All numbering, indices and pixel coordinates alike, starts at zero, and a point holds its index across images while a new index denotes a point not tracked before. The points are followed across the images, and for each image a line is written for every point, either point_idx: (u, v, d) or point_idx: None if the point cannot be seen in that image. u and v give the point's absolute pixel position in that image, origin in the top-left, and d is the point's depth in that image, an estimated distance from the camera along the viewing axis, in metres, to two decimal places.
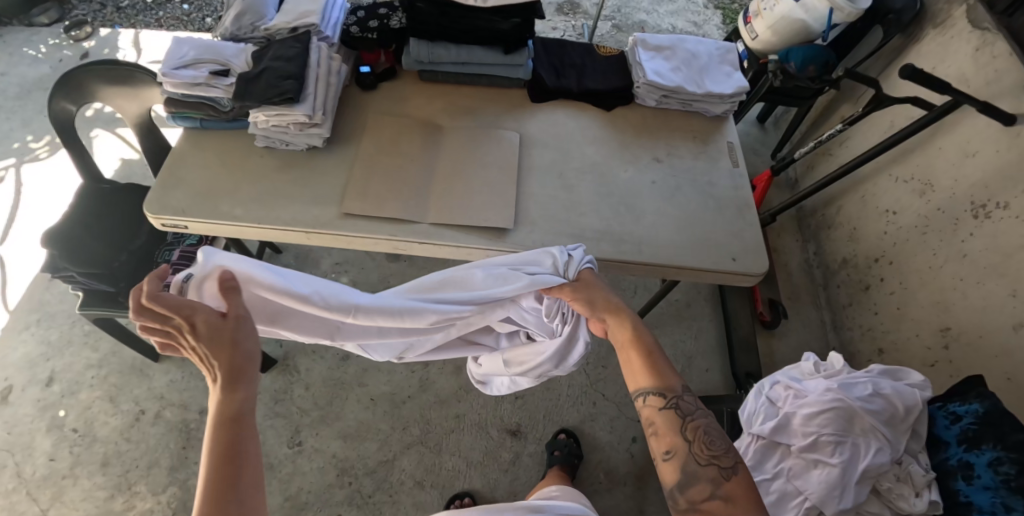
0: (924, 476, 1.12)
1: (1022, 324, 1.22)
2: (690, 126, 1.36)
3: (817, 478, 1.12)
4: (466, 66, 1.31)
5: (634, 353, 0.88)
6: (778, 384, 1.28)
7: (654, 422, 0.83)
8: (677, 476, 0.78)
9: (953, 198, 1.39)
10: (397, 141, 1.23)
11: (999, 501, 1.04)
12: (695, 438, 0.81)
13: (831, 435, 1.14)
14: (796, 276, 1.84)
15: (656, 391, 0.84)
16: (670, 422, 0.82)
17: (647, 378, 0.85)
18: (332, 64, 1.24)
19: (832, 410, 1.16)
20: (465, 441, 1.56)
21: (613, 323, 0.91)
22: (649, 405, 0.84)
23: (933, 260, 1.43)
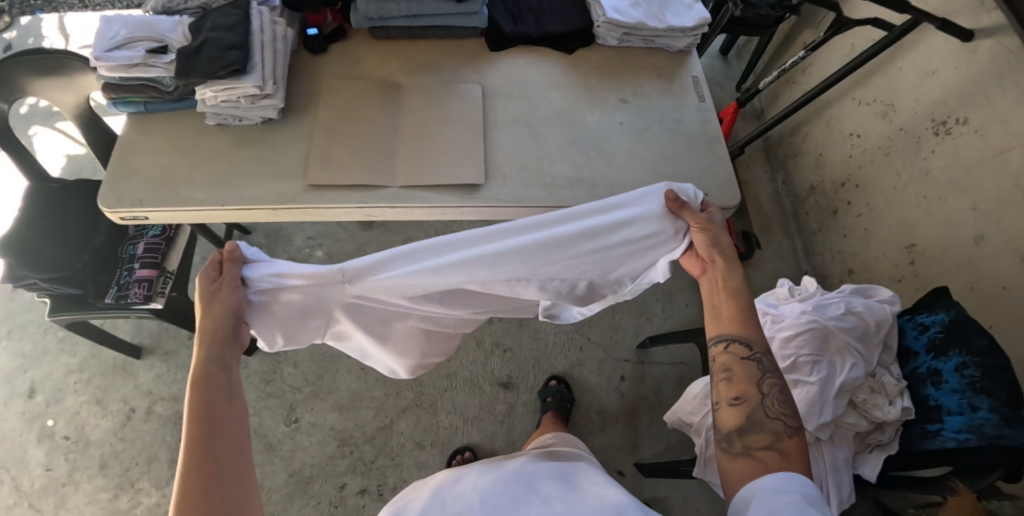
0: (896, 385, 1.20)
1: (983, 235, 1.28)
2: (654, 64, 1.34)
3: (797, 396, 1.20)
4: (417, 18, 1.25)
5: (730, 302, 0.86)
6: (755, 311, 1.36)
7: (734, 370, 0.83)
8: (742, 421, 0.80)
9: (916, 117, 1.42)
10: (356, 106, 1.18)
11: (966, 402, 1.11)
12: (769, 393, 0.82)
13: (808, 355, 1.21)
14: (766, 206, 1.86)
15: (741, 341, 0.84)
16: (750, 374, 0.82)
17: (737, 326, 0.84)
18: (277, 29, 1.14)
19: (807, 332, 1.23)
20: (460, 398, 1.59)
21: (720, 266, 0.88)
22: (732, 352, 0.84)
23: (898, 180, 1.47)
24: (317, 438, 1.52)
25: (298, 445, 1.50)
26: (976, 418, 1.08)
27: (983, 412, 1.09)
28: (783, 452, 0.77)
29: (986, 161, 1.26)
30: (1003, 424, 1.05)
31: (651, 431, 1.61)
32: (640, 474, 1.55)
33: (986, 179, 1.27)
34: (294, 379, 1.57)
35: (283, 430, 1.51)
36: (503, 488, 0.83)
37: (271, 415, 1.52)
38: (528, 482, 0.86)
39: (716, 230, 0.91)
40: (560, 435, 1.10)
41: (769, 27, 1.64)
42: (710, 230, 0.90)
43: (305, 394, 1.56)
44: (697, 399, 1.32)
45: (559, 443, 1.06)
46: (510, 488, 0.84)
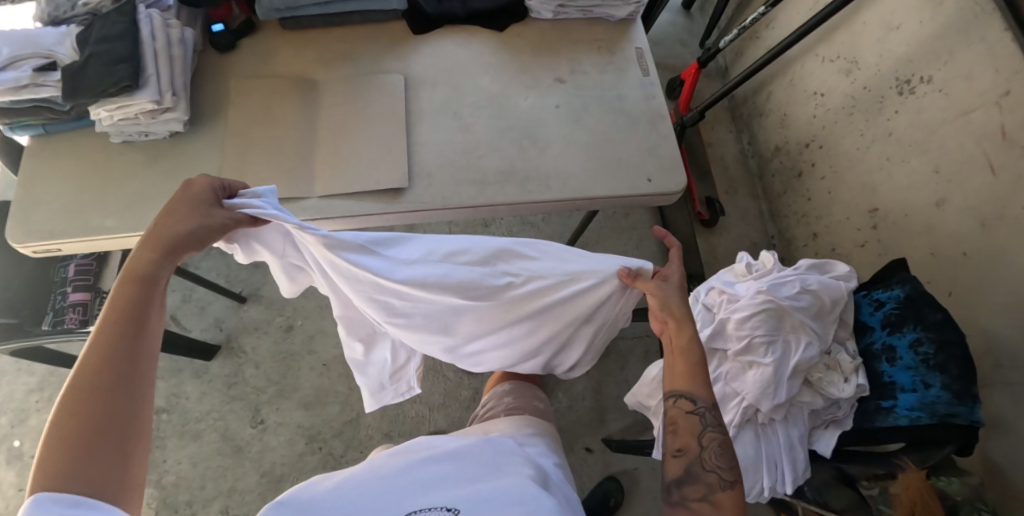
0: (851, 362, 1.18)
1: (943, 200, 1.34)
2: (595, 35, 1.24)
3: (752, 377, 1.17)
4: (329, 4, 1.14)
5: (681, 358, 0.85)
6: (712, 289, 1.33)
7: (677, 422, 0.82)
8: (680, 472, 0.80)
9: (878, 76, 1.46)
10: (271, 106, 1.07)
11: (919, 379, 1.09)
12: (710, 446, 0.81)
13: (762, 336, 1.18)
14: (732, 169, 1.90)
15: (686, 395, 0.83)
16: (692, 426, 0.82)
17: (683, 379, 0.84)
18: (173, 32, 1.02)
19: (763, 312, 1.19)
20: (425, 387, 1.59)
21: (672, 328, 0.86)
22: (677, 406, 0.83)
23: (861, 141, 1.53)
24: (284, 437, 1.53)
25: (267, 446, 1.52)
26: (928, 396, 1.06)
27: (936, 389, 1.07)
28: (716, 503, 0.76)
29: (948, 122, 1.30)
30: (955, 401, 1.04)
31: (618, 405, 1.61)
32: (609, 448, 1.56)
33: (947, 140, 1.31)
34: (257, 380, 1.57)
35: (250, 432, 1.53)
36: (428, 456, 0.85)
37: (236, 418, 1.54)
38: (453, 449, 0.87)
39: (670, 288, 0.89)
40: (521, 394, 1.10)
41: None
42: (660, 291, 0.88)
43: (269, 394, 1.56)
44: (656, 380, 1.31)
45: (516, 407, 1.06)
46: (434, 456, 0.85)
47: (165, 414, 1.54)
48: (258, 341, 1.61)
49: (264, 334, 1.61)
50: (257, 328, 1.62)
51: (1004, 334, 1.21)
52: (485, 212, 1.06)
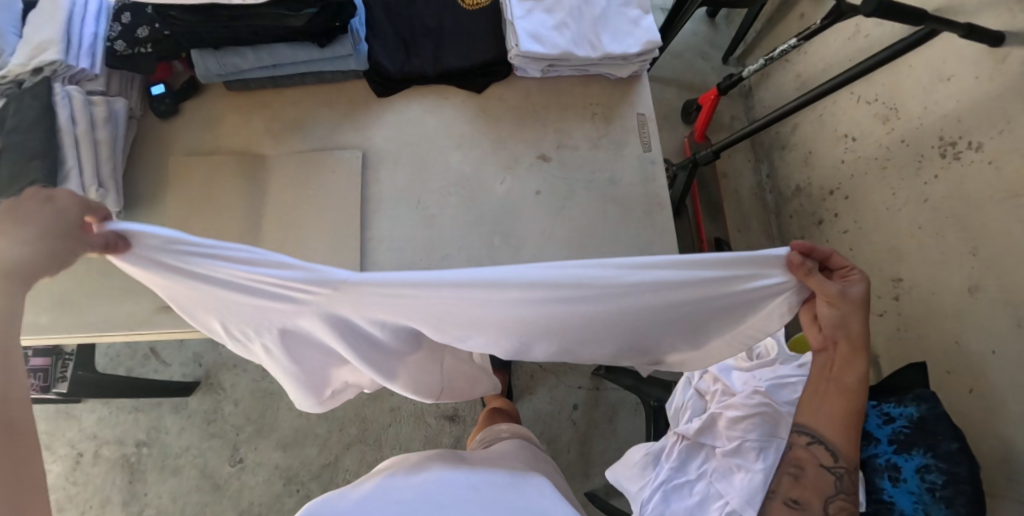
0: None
1: (977, 287, 1.18)
2: (591, 98, 1.08)
3: (739, 482, 1.04)
4: (278, 67, 0.98)
5: (838, 400, 0.84)
6: (707, 374, 1.23)
7: (797, 456, 0.87)
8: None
9: (920, 130, 1.30)
10: (213, 189, 0.96)
11: (921, 508, 0.98)
12: (832, 505, 0.85)
13: (755, 441, 1.07)
14: (747, 204, 1.75)
15: (831, 449, 0.84)
16: (822, 483, 0.85)
17: (829, 427, 0.84)
18: (97, 110, 0.90)
19: (758, 415, 1.08)
20: (404, 433, 1.55)
21: (840, 357, 0.82)
22: (807, 448, 0.86)
23: (890, 199, 1.38)
24: (262, 476, 1.51)
25: (244, 485, 1.51)
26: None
27: None
28: None
29: (996, 200, 1.12)
30: None
31: (604, 459, 1.55)
32: (592, 504, 1.51)
33: (991, 221, 1.14)
34: (236, 418, 1.55)
35: (229, 470, 1.51)
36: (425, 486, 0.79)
37: (215, 455, 1.52)
38: (452, 484, 0.80)
39: (853, 307, 0.79)
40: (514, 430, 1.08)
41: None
42: (838, 306, 0.79)
43: (248, 433, 1.54)
44: (638, 468, 1.20)
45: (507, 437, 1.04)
46: (434, 491, 0.79)
47: (145, 448, 1.53)
48: (238, 377, 1.58)
49: (243, 370, 1.58)
50: (238, 364, 1.59)
51: None
52: None
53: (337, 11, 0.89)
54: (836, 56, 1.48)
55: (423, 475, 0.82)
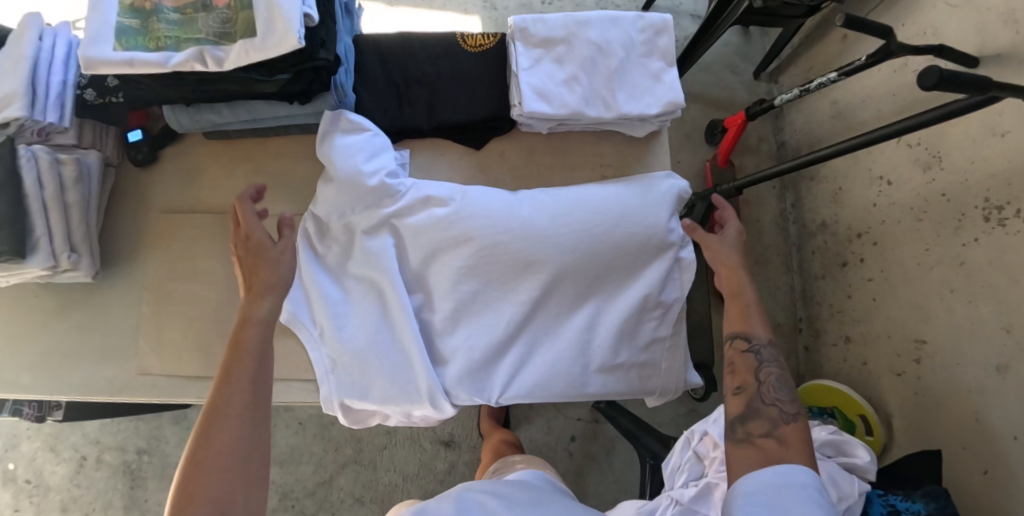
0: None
1: (1006, 366, 1.07)
2: (601, 158, 1.00)
3: None
4: (256, 122, 0.90)
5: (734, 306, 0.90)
6: (708, 435, 1.14)
7: (734, 363, 0.84)
8: (742, 409, 0.78)
9: (964, 186, 1.16)
10: (196, 249, 0.91)
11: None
12: (768, 380, 0.81)
13: None
14: (768, 236, 1.66)
15: (742, 335, 0.86)
16: (748, 361, 0.83)
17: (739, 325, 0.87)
18: (66, 169, 0.83)
19: None
20: (399, 456, 1.50)
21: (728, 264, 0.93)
22: (735, 348, 0.86)
23: (922, 255, 1.26)
24: None
25: None
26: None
27: None
28: (783, 438, 0.73)
29: None
30: None
31: (598, 493, 1.47)
32: None
33: None
34: None
35: None
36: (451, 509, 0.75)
37: None
38: (477, 506, 0.76)
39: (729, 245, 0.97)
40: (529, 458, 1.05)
41: (796, 18, 1.36)
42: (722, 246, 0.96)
43: None
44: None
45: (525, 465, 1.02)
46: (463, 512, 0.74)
47: (146, 456, 1.55)
48: None
49: None
50: None
51: None
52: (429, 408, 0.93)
53: (313, 78, 0.82)
54: (876, 88, 1.35)
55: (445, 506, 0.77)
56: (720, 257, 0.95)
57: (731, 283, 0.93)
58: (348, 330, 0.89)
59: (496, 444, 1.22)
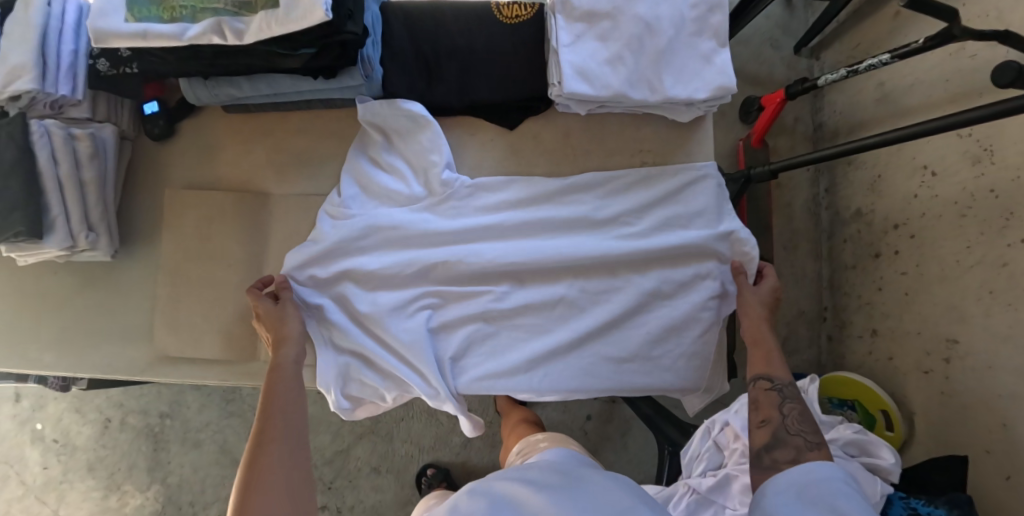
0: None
1: None
2: (641, 144, 0.88)
3: None
4: (280, 96, 0.82)
5: (759, 352, 0.82)
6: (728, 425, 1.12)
7: (757, 400, 0.78)
8: (767, 436, 0.72)
9: (1015, 185, 1.10)
10: (212, 222, 0.84)
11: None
12: (793, 413, 0.74)
13: None
14: (798, 220, 1.61)
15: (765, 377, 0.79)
16: (771, 398, 0.77)
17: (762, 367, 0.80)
18: (80, 144, 0.78)
19: None
20: (416, 428, 1.50)
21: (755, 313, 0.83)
22: (758, 388, 0.79)
23: (963, 253, 1.21)
24: None
25: None
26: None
27: None
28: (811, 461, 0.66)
29: None
30: None
31: (613, 472, 1.47)
32: None
33: None
34: (253, 399, 1.57)
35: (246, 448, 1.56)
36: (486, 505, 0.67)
37: (233, 433, 1.56)
38: (512, 499, 0.69)
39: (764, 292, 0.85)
40: (553, 438, 0.98)
41: None
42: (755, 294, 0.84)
43: None
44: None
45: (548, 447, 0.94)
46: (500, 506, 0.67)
47: (168, 420, 1.57)
48: None
49: None
50: None
51: None
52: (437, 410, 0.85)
53: (340, 53, 0.72)
54: (930, 72, 1.26)
55: (477, 501, 0.69)
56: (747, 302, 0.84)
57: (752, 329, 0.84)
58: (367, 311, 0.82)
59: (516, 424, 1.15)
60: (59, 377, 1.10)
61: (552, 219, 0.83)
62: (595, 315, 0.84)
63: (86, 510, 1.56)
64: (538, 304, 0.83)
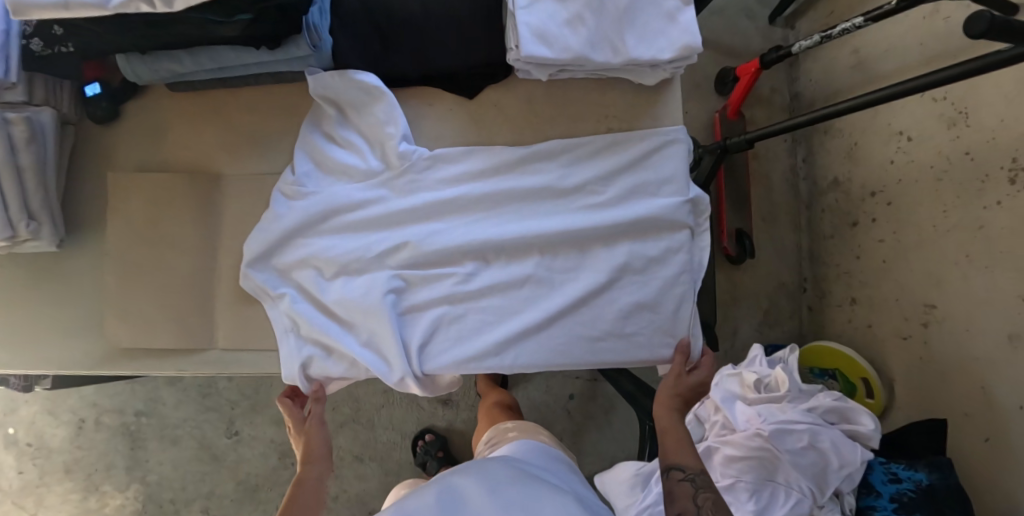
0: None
1: (1018, 337, 1.04)
2: (606, 109, 0.85)
3: None
4: (226, 71, 0.78)
5: (675, 436, 0.81)
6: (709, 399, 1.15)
7: (671, 492, 0.76)
8: None
9: (990, 147, 1.09)
10: (161, 205, 0.80)
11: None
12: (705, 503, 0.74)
13: (749, 483, 1.00)
14: (777, 191, 1.59)
15: (676, 465, 0.78)
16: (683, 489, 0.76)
17: (676, 453, 0.79)
18: (15, 130, 0.73)
19: (754, 458, 1.00)
20: (397, 415, 1.47)
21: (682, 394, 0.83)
22: (670, 477, 0.78)
23: (939, 218, 1.20)
24: (258, 450, 1.52)
25: (241, 457, 1.52)
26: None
27: None
28: None
29: None
30: None
31: (597, 450, 1.46)
32: None
33: None
34: (231, 392, 1.53)
35: (225, 442, 1.53)
36: (432, 501, 0.66)
37: (211, 428, 1.53)
38: (461, 496, 0.67)
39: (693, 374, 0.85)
40: (523, 427, 0.97)
41: None
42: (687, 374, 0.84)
43: (243, 408, 1.53)
44: (625, 485, 1.15)
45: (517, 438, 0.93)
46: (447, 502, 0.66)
47: (144, 417, 1.54)
48: None
49: None
50: None
51: None
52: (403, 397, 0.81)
53: (279, 18, 0.68)
54: (904, 35, 1.25)
55: (427, 496, 0.68)
56: (668, 383, 0.84)
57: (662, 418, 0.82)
58: (328, 293, 0.78)
59: (488, 408, 1.14)
60: (21, 376, 1.07)
61: (515, 190, 0.79)
62: (564, 293, 0.81)
63: (65, 513, 1.53)
64: (504, 282, 0.80)
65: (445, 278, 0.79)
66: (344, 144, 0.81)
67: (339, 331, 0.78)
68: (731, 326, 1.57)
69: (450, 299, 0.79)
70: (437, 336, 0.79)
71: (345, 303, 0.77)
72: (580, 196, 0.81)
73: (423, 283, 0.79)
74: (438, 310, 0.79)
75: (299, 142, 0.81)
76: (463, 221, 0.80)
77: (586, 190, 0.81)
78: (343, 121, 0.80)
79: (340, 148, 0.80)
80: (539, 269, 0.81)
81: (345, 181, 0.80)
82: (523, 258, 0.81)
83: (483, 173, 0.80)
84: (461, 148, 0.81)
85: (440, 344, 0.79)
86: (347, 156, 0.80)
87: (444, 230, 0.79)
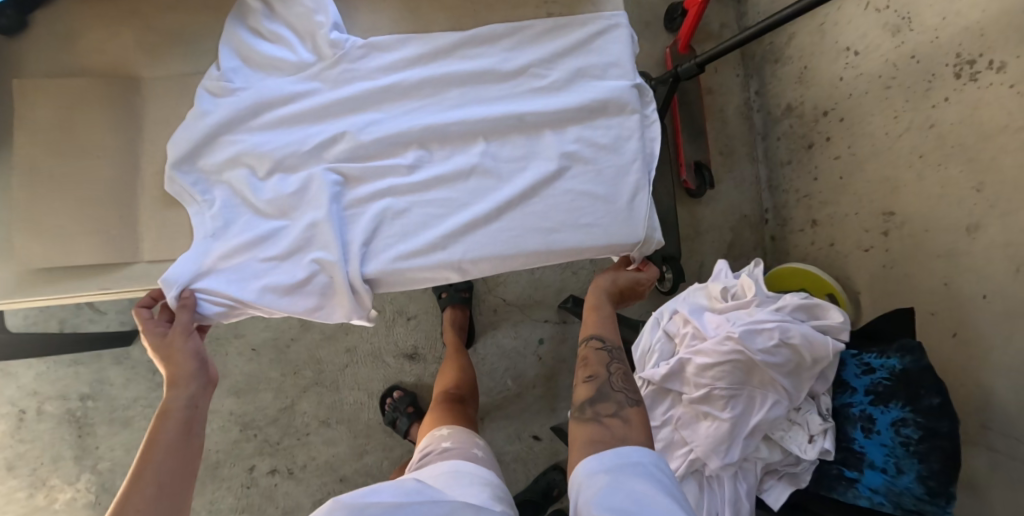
0: (820, 423, 0.96)
1: (976, 227, 1.04)
2: None
3: (705, 430, 0.98)
4: None
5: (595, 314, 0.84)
6: (677, 314, 1.10)
7: (586, 356, 0.79)
8: (590, 393, 0.75)
9: (935, 45, 1.09)
10: (76, 113, 0.75)
11: (892, 461, 0.89)
12: (616, 372, 0.77)
13: (724, 389, 0.98)
14: (733, 124, 1.60)
15: (595, 336, 0.81)
16: (597, 357, 0.79)
17: (594, 326, 0.82)
18: None
19: (730, 363, 0.97)
20: (362, 373, 1.42)
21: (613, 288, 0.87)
22: (587, 345, 0.80)
23: (892, 125, 1.20)
24: None
25: None
26: (898, 483, 0.88)
27: (908, 477, 0.87)
28: (629, 418, 0.71)
29: (1013, 130, 0.96)
30: (925, 498, 0.85)
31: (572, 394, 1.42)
32: (557, 437, 1.39)
33: (1005, 153, 0.97)
34: None
35: None
36: None
37: None
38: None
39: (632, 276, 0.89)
40: (458, 439, 0.86)
41: None
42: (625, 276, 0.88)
43: None
44: None
45: (448, 455, 0.82)
46: None
47: (91, 401, 1.42)
48: None
49: None
50: None
51: (1002, 396, 1.00)
52: (341, 313, 0.74)
53: None
54: None
55: None
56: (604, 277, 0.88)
57: (590, 295, 0.87)
58: (261, 193, 0.73)
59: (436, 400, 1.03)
60: None
61: (453, 74, 0.77)
62: (514, 183, 0.76)
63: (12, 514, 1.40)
64: (448, 174, 0.75)
65: (386, 172, 0.75)
66: (270, 40, 0.76)
67: (271, 235, 0.72)
68: (698, 261, 1.55)
69: (392, 192, 0.75)
70: (381, 232, 0.74)
71: (278, 201, 0.73)
72: (524, 79, 0.79)
73: (361, 179, 0.75)
74: (379, 205, 0.74)
75: (224, 39, 0.76)
76: (401, 110, 0.76)
77: (529, 76, 0.79)
78: (269, 15, 0.76)
79: (266, 42, 0.76)
80: (484, 158, 0.76)
81: (272, 77, 0.76)
82: (467, 148, 0.77)
83: (421, 62, 0.77)
84: (398, 38, 0.78)
85: (384, 240, 0.74)
86: (276, 49, 0.76)
87: (382, 121, 0.75)
